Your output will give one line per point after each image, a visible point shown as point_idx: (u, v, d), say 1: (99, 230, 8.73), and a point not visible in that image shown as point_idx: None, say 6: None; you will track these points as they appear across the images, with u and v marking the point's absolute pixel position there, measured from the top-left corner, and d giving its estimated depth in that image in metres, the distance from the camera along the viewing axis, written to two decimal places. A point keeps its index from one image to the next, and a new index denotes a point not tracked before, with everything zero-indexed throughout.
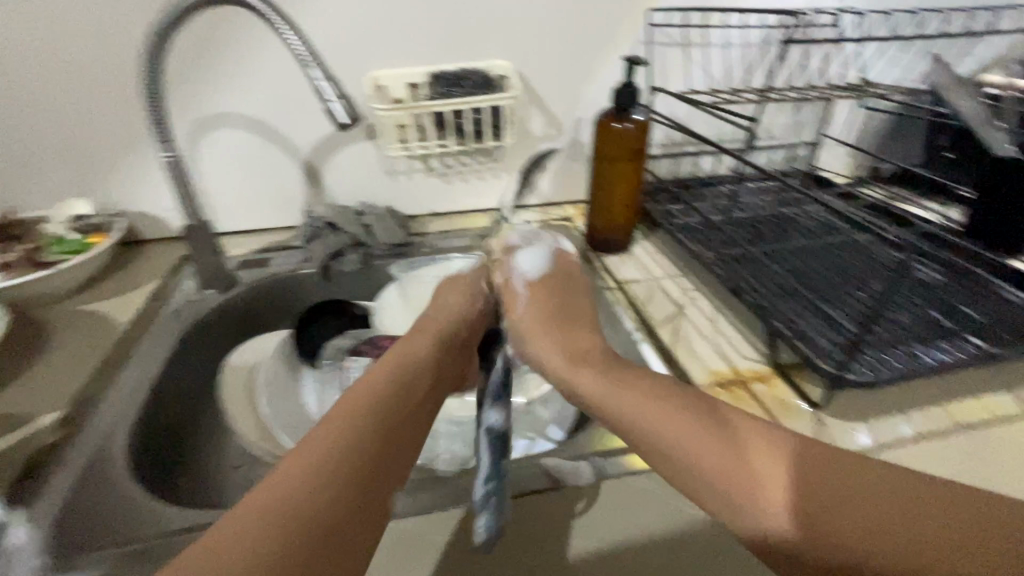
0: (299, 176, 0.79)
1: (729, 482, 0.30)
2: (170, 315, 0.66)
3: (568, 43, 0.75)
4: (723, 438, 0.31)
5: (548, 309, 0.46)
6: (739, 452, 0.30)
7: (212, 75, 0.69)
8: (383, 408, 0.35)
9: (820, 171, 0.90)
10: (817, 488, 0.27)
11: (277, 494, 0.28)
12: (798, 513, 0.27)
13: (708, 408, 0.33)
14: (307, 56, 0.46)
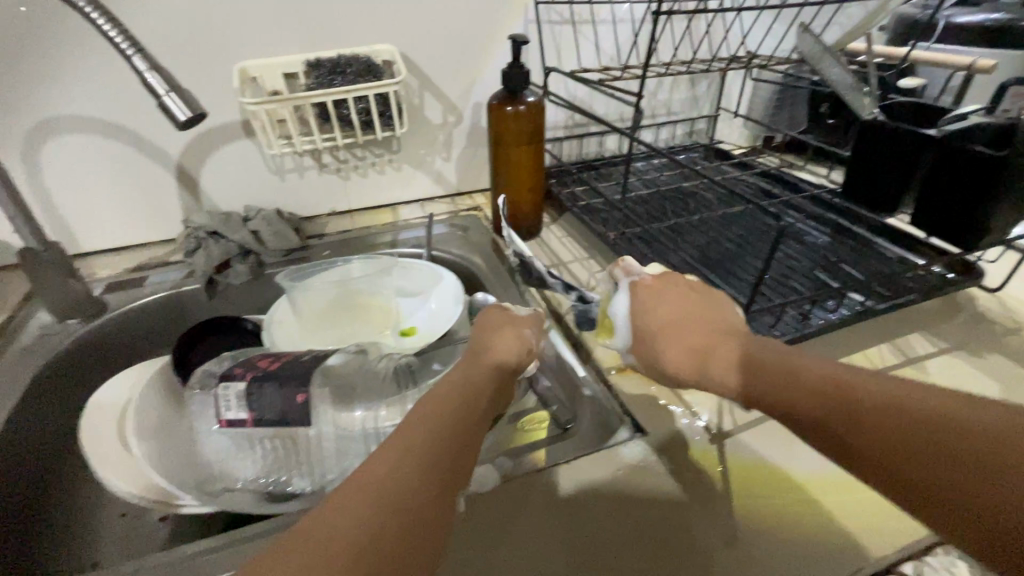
0: (171, 183, 0.71)
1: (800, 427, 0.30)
2: (20, 353, 0.57)
3: (455, 23, 0.71)
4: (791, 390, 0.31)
5: (668, 307, 0.41)
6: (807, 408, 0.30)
7: (36, 72, 0.59)
8: (463, 402, 0.34)
9: (719, 143, 0.93)
10: (846, 422, 0.28)
11: (329, 514, 0.25)
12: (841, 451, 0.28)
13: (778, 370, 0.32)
14: (125, 45, 0.40)
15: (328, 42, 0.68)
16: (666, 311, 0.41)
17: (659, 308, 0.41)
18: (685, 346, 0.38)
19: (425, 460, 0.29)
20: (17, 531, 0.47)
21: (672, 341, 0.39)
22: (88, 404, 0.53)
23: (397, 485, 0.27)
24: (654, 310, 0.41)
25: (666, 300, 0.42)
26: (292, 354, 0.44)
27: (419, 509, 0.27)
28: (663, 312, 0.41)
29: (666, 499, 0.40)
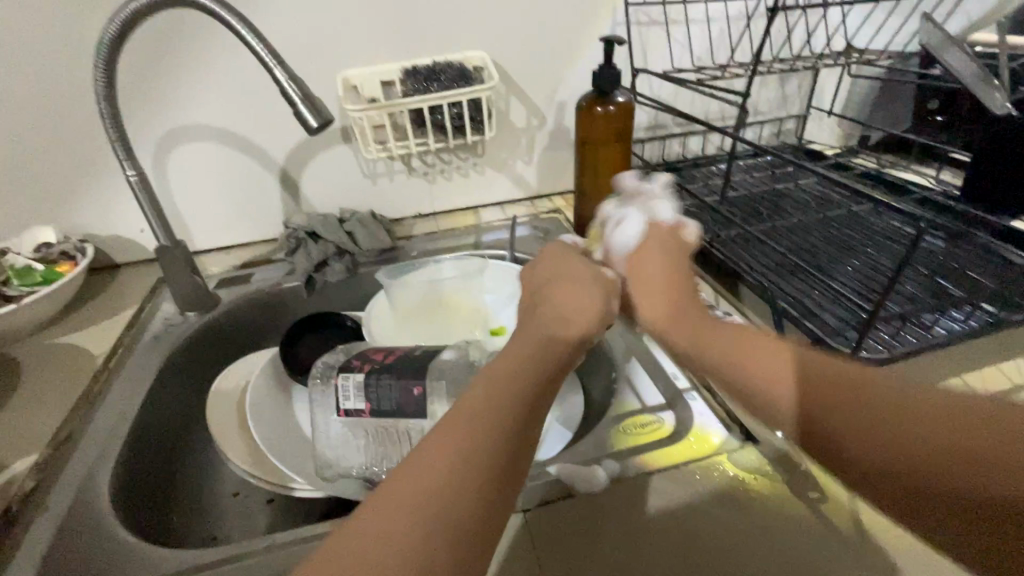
0: (275, 186, 0.75)
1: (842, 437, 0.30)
2: (149, 341, 0.62)
3: (544, 28, 0.73)
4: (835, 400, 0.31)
5: (654, 261, 0.46)
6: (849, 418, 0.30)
7: (169, 84, 0.65)
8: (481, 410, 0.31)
9: (809, 144, 0.88)
10: (890, 434, 0.28)
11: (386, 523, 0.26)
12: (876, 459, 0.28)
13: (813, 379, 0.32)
14: (268, 57, 0.43)
15: (423, 51, 0.71)
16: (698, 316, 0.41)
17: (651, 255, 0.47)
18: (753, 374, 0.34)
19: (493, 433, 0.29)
20: (155, 503, 0.51)
21: (650, 297, 0.44)
22: (210, 391, 0.57)
23: (473, 455, 0.28)
24: (650, 252, 0.47)
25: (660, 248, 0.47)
26: (405, 348, 0.46)
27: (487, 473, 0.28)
28: (656, 262, 0.46)
29: (784, 512, 0.39)
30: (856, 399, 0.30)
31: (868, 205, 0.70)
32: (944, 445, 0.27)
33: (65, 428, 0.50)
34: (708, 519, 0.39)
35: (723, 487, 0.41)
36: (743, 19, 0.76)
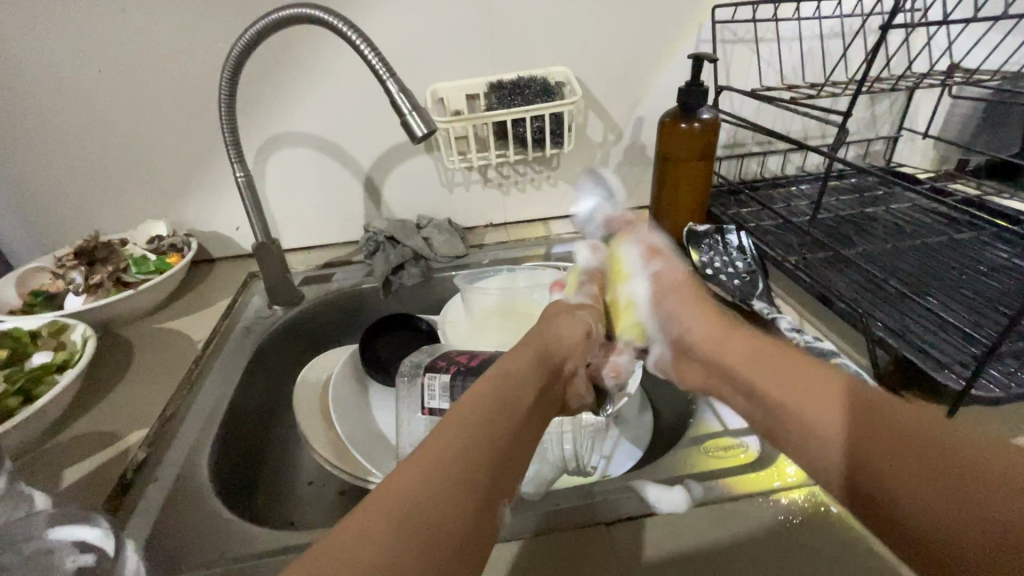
0: (360, 192, 0.79)
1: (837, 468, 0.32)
2: (242, 331, 0.66)
3: (628, 45, 0.73)
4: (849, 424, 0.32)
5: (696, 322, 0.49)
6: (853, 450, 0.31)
7: (275, 93, 0.70)
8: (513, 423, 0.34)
9: (899, 166, 0.84)
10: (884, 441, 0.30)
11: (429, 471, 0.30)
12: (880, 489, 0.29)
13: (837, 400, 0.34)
14: (381, 70, 0.45)
15: (508, 67, 0.73)
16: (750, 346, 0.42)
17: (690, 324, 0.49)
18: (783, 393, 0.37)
19: (486, 453, 0.31)
20: (244, 483, 0.54)
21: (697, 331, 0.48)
22: (299, 380, 0.61)
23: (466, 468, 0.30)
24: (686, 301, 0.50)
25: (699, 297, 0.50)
26: (488, 353, 0.48)
27: (478, 492, 0.29)
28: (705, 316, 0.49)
29: (887, 555, 0.37)
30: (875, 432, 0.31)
31: (972, 233, 0.66)
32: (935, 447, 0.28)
33: (172, 405, 0.54)
34: (800, 553, 0.37)
35: (815, 521, 0.39)
36: (839, 37, 0.73)
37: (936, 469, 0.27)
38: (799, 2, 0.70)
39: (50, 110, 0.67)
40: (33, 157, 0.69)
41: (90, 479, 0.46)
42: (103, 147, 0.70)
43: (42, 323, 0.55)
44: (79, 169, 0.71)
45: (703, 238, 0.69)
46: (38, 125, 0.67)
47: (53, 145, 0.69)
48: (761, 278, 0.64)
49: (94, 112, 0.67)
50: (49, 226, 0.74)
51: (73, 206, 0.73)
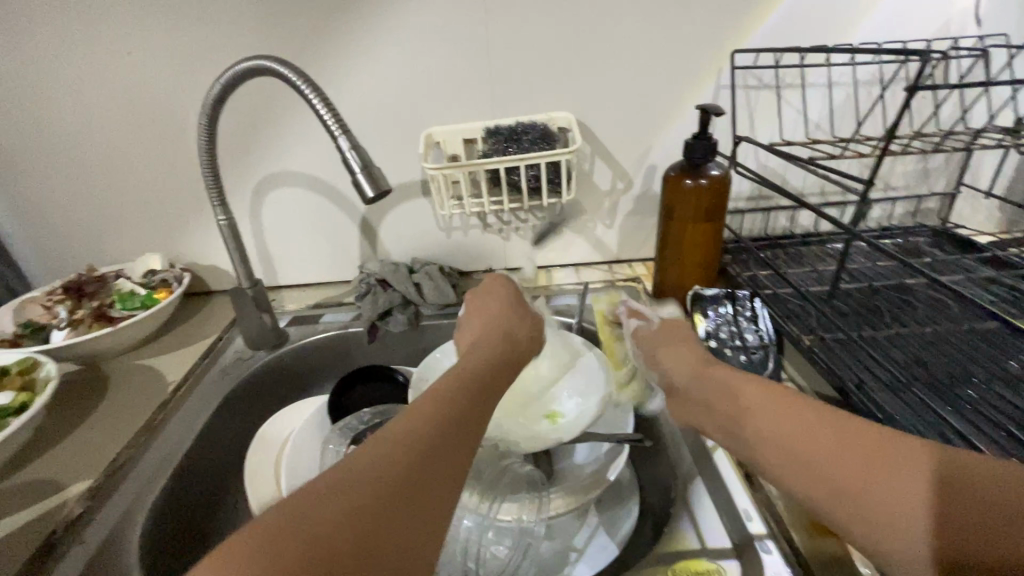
0: (355, 232, 0.78)
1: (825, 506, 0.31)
2: (218, 373, 0.65)
3: (638, 90, 0.68)
4: (835, 446, 0.32)
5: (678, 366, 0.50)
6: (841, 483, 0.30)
7: (271, 135, 0.70)
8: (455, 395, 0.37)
9: (956, 228, 0.73)
10: (872, 463, 0.30)
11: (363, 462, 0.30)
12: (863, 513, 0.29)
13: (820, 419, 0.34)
14: (334, 126, 0.43)
15: (508, 111, 0.69)
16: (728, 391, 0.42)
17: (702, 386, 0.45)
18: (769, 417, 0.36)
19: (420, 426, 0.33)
20: (187, 544, 0.51)
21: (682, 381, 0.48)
22: (260, 434, 0.59)
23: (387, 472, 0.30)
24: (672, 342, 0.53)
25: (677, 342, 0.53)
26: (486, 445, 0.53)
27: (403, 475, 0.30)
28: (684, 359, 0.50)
29: None
30: (866, 447, 0.31)
31: None
32: (917, 472, 0.29)
33: (124, 454, 0.53)
34: None
35: None
36: (875, 84, 0.66)
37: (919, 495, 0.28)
38: (829, 49, 0.63)
39: (61, 146, 0.69)
40: (45, 189, 0.72)
41: (19, 535, 0.45)
42: (109, 181, 0.71)
43: (15, 359, 0.56)
44: (87, 202, 0.73)
45: (707, 303, 0.62)
46: (50, 160, 0.70)
47: (64, 178, 0.71)
48: (775, 356, 0.56)
49: (102, 148, 0.69)
50: (60, 253, 0.77)
51: (81, 236, 0.76)
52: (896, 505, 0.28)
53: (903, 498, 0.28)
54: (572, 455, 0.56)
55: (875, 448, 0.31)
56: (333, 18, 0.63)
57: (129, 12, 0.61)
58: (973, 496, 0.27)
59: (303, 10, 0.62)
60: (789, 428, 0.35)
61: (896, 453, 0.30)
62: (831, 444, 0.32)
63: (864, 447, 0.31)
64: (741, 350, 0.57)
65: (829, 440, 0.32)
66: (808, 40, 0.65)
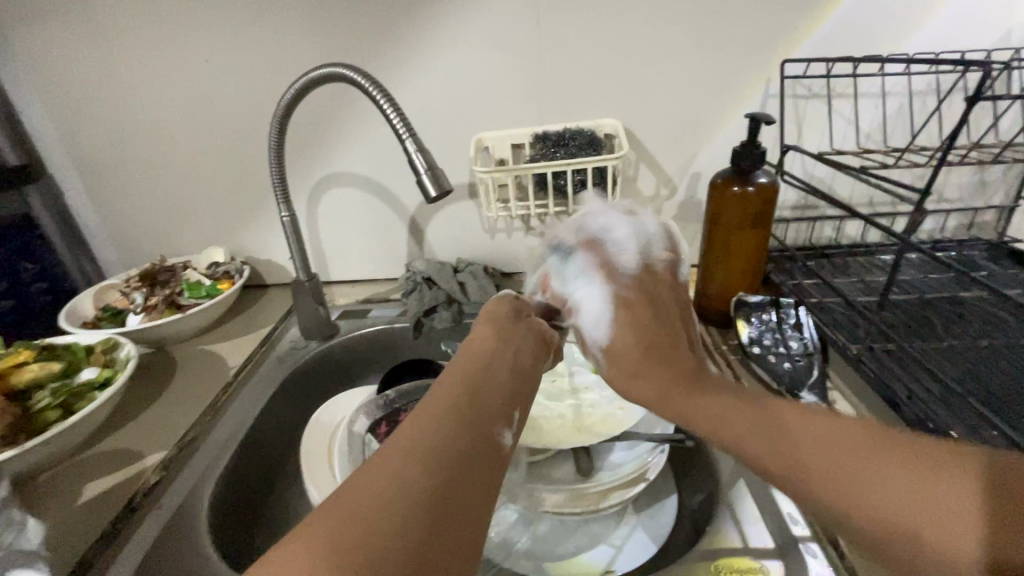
0: (404, 232, 0.81)
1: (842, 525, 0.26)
2: (274, 360, 0.69)
3: (685, 98, 0.69)
4: (832, 459, 0.27)
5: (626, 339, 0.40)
6: (849, 504, 0.26)
7: (330, 138, 0.74)
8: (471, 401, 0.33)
9: (1014, 242, 0.71)
10: (881, 477, 0.25)
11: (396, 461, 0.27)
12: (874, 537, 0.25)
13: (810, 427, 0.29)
14: (402, 129, 0.47)
15: (556, 117, 0.71)
16: (696, 392, 0.35)
17: (624, 330, 0.41)
18: (749, 431, 0.31)
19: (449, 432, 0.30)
20: (250, 516, 0.55)
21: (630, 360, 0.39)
22: (313, 419, 0.62)
23: (419, 452, 0.28)
24: (621, 309, 0.42)
25: (623, 312, 0.42)
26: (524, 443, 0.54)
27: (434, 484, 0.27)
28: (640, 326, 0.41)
29: None
30: (866, 455, 0.26)
31: None
32: (927, 496, 0.24)
33: (192, 430, 0.57)
34: None
35: None
36: (930, 95, 0.65)
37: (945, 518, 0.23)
38: (883, 60, 0.62)
39: (142, 146, 0.75)
40: (124, 185, 0.78)
41: (102, 499, 0.49)
42: (180, 179, 0.77)
43: (98, 339, 0.61)
44: (160, 198, 0.79)
45: (750, 310, 0.62)
46: (130, 159, 0.76)
47: (143, 175, 0.77)
48: (820, 366, 0.56)
49: (176, 149, 0.75)
50: (134, 246, 0.83)
51: (153, 230, 0.81)
52: (921, 530, 0.24)
53: (926, 522, 0.24)
54: (610, 454, 0.54)
55: (883, 455, 0.26)
56: (394, 31, 0.67)
57: (208, 23, 0.67)
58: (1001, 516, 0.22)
59: (365, 22, 0.66)
60: (771, 437, 0.30)
61: (911, 470, 0.25)
62: (829, 459, 0.27)
63: (869, 457, 0.26)
64: (785, 357, 0.58)
65: (823, 453, 0.27)
66: (862, 49, 0.64)
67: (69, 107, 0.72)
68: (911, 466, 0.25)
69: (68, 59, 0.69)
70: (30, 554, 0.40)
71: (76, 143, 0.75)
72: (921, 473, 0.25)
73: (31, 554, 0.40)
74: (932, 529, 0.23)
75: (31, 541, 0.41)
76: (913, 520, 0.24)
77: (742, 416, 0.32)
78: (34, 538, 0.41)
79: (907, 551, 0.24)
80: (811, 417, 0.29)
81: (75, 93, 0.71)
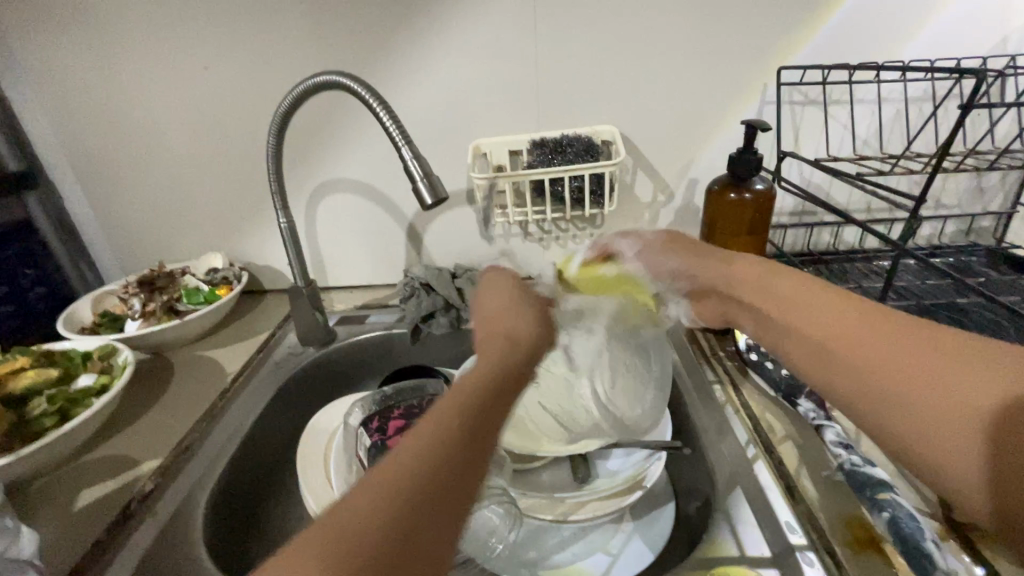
0: (402, 238, 0.81)
1: (883, 426, 0.35)
2: (272, 366, 0.69)
3: (682, 105, 0.69)
4: (885, 376, 0.35)
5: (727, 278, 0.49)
6: (891, 410, 0.35)
7: (328, 145, 0.74)
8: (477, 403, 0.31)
9: (1012, 247, 0.71)
10: (919, 400, 0.33)
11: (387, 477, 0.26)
12: (902, 442, 0.35)
13: (886, 339, 0.36)
14: (398, 137, 0.47)
15: (553, 124, 0.72)
16: (792, 299, 0.42)
17: (691, 263, 0.52)
18: (823, 340, 0.39)
19: (448, 443, 0.28)
20: (245, 523, 0.54)
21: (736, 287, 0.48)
22: (310, 425, 0.62)
23: (411, 472, 0.27)
24: (680, 251, 0.53)
25: (676, 256, 0.53)
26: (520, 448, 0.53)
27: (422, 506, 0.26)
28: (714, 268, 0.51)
29: None
30: (911, 375, 0.34)
31: None
32: (957, 417, 0.32)
33: (189, 436, 0.56)
34: None
35: None
36: (926, 101, 0.65)
37: (956, 439, 0.32)
38: (879, 67, 0.63)
39: (141, 153, 0.75)
40: (123, 192, 0.78)
41: (96, 506, 0.49)
42: (180, 185, 0.77)
43: (96, 345, 0.61)
44: (159, 204, 0.79)
45: None
46: (129, 165, 0.76)
47: (143, 181, 0.77)
48: None
49: (176, 156, 0.75)
50: (133, 252, 0.83)
51: (152, 236, 0.82)
52: (941, 450, 0.32)
53: (947, 443, 0.32)
54: (605, 460, 0.55)
55: (924, 376, 0.33)
56: (393, 40, 0.67)
57: (208, 32, 0.67)
58: (997, 441, 0.30)
59: (363, 30, 0.67)
60: (847, 350, 0.37)
61: (945, 397, 0.32)
62: (885, 375, 0.35)
63: (912, 380, 0.34)
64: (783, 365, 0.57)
65: (877, 370, 0.35)
66: (858, 56, 0.65)
67: (70, 113, 0.73)
68: (949, 394, 0.32)
69: (69, 66, 0.70)
70: (23, 562, 0.40)
71: (76, 149, 0.75)
72: (953, 402, 0.32)
73: (25, 562, 0.40)
74: (945, 445, 0.32)
75: (25, 548, 0.41)
76: (937, 430, 0.32)
77: (823, 323, 0.39)
78: (28, 546, 0.41)
79: (927, 457, 0.33)
80: (884, 336, 0.36)
81: (76, 101, 0.72)
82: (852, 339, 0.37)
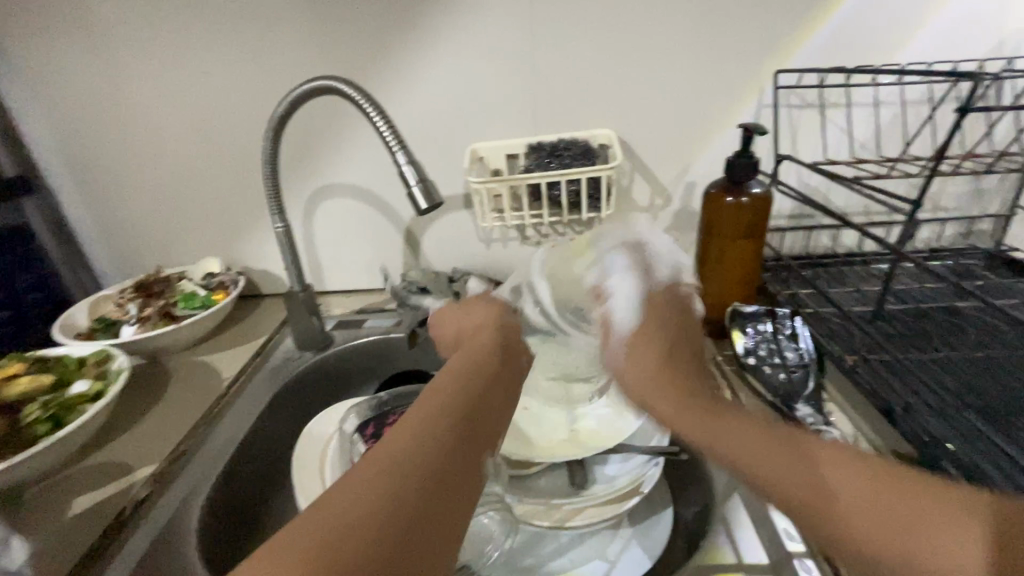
0: (399, 242, 0.81)
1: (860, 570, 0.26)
2: (269, 371, 0.68)
3: (679, 108, 0.69)
4: (855, 512, 0.26)
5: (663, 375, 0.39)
6: (865, 556, 0.26)
7: (325, 149, 0.74)
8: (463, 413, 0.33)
9: (1013, 251, 0.70)
10: (902, 542, 0.25)
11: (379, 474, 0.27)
12: None
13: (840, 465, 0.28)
14: (393, 142, 0.47)
15: (551, 128, 0.72)
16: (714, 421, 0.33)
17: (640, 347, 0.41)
18: (767, 465, 0.30)
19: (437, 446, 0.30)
20: (240, 530, 0.54)
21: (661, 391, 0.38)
22: (306, 430, 0.62)
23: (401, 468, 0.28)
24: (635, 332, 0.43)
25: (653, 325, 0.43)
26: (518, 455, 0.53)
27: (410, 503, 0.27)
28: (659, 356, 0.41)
29: None
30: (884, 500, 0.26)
31: None
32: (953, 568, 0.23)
33: (184, 442, 0.56)
34: None
35: None
36: (924, 104, 0.65)
37: None
38: (876, 70, 0.63)
39: (139, 158, 0.75)
40: (120, 196, 0.78)
41: (89, 513, 0.48)
42: (177, 190, 0.77)
43: (92, 350, 0.61)
44: (156, 209, 0.79)
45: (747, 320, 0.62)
46: (126, 170, 0.76)
47: (140, 186, 0.77)
48: (818, 378, 0.55)
49: (173, 160, 0.75)
50: (131, 257, 0.83)
51: (150, 240, 0.82)
52: None
53: None
54: (604, 466, 0.54)
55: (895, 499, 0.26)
56: (389, 44, 0.67)
57: (205, 37, 0.67)
58: None
59: (359, 34, 0.67)
60: (791, 473, 0.28)
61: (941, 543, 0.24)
62: (848, 508, 0.26)
63: (887, 515, 0.26)
64: (782, 369, 0.57)
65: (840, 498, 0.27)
66: (855, 59, 0.65)
67: (66, 118, 0.73)
68: (941, 536, 0.24)
69: (66, 71, 0.70)
70: None
71: (74, 153, 0.75)
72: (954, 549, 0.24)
73: None
74: None
75: None
76: None
77: (764, 452, 0.30)
78: None
79: None
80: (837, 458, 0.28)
81: (74, 106, 0.72)
82: (799, 460, 0.29)
